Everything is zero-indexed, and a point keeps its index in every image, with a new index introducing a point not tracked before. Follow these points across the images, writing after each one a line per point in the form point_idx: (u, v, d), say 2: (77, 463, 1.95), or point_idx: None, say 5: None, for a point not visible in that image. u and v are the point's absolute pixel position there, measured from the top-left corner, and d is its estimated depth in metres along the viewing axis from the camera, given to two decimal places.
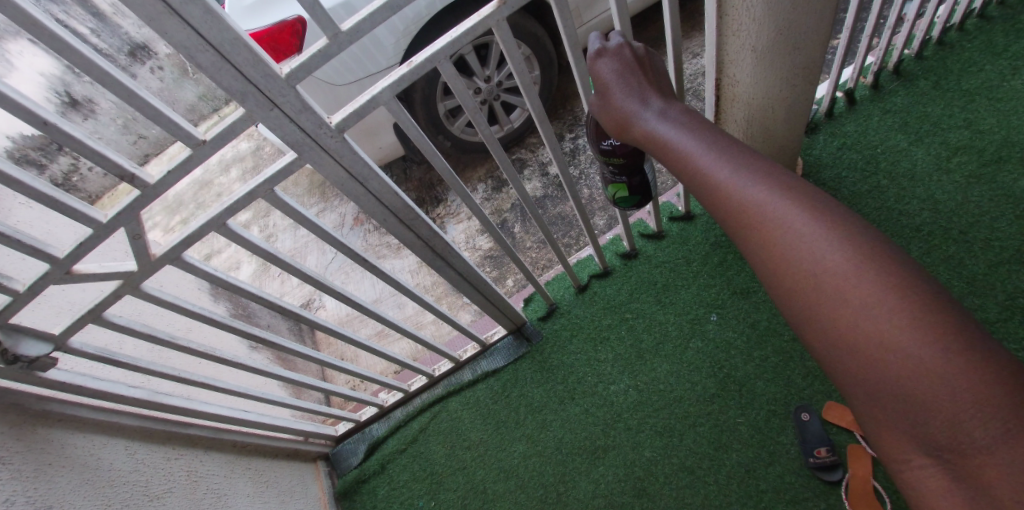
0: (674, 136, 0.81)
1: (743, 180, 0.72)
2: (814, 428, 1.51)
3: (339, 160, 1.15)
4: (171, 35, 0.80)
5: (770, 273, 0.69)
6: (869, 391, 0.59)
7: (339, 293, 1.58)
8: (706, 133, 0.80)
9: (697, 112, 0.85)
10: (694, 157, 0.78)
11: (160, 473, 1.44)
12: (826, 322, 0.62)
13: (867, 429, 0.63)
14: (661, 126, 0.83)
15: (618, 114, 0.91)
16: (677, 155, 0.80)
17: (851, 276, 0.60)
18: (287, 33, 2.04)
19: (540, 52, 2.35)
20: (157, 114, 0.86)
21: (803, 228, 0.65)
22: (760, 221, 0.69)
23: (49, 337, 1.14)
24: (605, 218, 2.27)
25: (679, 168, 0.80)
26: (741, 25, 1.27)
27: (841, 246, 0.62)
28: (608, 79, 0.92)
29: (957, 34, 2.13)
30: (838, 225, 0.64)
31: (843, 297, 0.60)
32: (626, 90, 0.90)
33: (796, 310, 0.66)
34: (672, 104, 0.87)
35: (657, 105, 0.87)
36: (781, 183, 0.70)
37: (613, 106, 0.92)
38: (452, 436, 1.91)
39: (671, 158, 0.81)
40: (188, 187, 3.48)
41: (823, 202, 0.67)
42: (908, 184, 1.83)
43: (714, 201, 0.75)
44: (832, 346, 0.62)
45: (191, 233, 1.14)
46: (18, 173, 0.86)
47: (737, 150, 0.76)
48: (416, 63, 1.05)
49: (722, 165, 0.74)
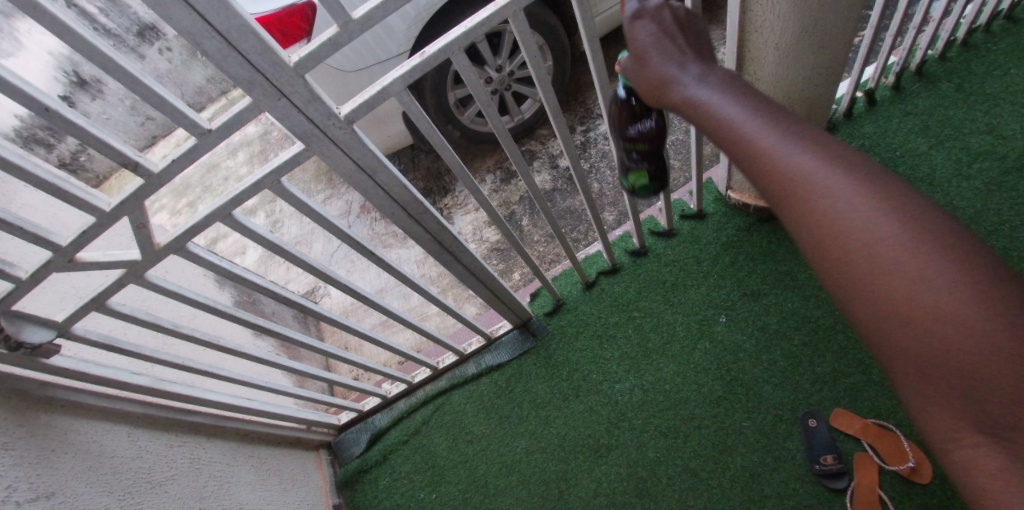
0: (716, 102, 0.74)
1: (791, 146, 0.65)
2: (822, 434, 1.50)
3: (347, 152, 1.12)
4: (176, 21, 0.77)
5: (816, 247, 0.63)
6: (921, 369, 0.55)
7: (346, 285, 1.56)
8: (750, 100, 0.73)
9: (739, 79, 0.77)
10: (738, 124, 0.70)
11: (163, 460, 1.44)
12: (876, 298, 0.58)
13: (909, 408, 0.59)
14: (702, 92, 0.76)
15: (653, 79, 0.82)
16: (719, 121, 0.73)
17: (910, 250, 0.55)
18: (296, 17, 1.99)
19: (553, 41, 2.29)
20: (162, 102, 0.84)
21: (856, 197, 0.60)
22: (803, 191, 0.63)
23: (52, 324, 1.13)
24: (614, 213, 2.24)
25: (720, 136, 0.73)
26: (766, 21, 1.22)
27: (898, 218, 0.57)
28: (643, 40, 0.83)
29: (983, 35, 2.06)
30: (894, 194, 0.59)
31: (899, 271, 0.55)
32: (664, 53, 0.81)
33: (843, 286, 0.61)
34: (712, 69, 0.79)
35: (695, 69, 0.78)
36: (832, 150, 0.64)
37: (646, 70, 0.83)
38: (455, 428, 1.91)
39: (713, 125, 0.74)
40: (195, 170, 3.46)
41: (879, 169, 0.61)
42: (927, 189, 1.79)
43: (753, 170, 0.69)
44: (882, 323, 0.57)
45: (196, 223, 1.12)
46: (19, 160, 0.84)
47: (783, 116, 0.69)
48: (429, 54, 1.01)
49: (769, 131, 0.67)
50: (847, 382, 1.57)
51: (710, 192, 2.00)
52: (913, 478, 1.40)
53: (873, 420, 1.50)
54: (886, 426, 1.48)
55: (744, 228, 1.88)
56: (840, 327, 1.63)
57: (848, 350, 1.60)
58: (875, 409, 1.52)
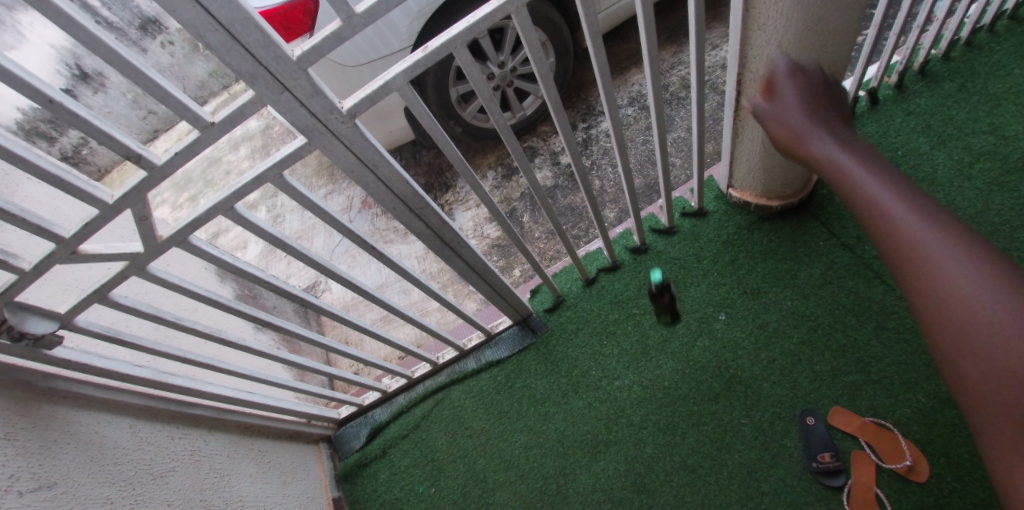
0: (855, 171, 0.88)
1: (909, 214, 0.79)
2: (820, 433, 1.51)
3: (349, 146, 1.12)
4: (180, 14, 0.77)
5: (918, 300, 0.77)
6: (1010, 422, 0.66)
7: (347, 280, 1.56)
8: (886, 171, 0.86)
9: (877, 151, 0.92)
10: (868, 190, 0.85)
11: (164, 452, 1.45)
12: (980, 353, 0.69)
13: (991, 455, 0.70)
14: (843, 157, 0.92)
15: (796, 139, 1.03)
16: (848, 186, 0.89)
17: (1007, 317, 0.67)
18: (299, 12, 1.99)
19: (556, 38, 2.29)
20: (165, 94, 0.84)
21: (958, 267, 0.73)
22: (905, 251, 0.78)
23: (55, 316, 1.14)
24: (615, 211, 2.24)
25: (848, 196, 0.88)
26: (768, 19, 1.26)
27: (1001, 291, 0.69)
28: (790, 115, 1.06)
29: (987, 35, 2.05)
30: (1002, 269, 0.70)
31: (992, 332, 0.68)
32: (818, 123, 1.01)
33: (940, 337, 0.74)
34: (853, 137, 0.96)
35: (836, 135, 0.98)
36: (948, 225, 0.76)
37: (798, 131, 1.03)
38: (454, 423, 1.92)
39: (845, 186, 0.89)
40: (197, 164, 3.46)
41: (988, 247, 0.73)
42: (928, 188, 1.79)
43: (883, 236, 0.81)
44: (973, 372, 0.70)
45: (198, 216, 1.12)
46: (23, 151, 0.84)
47: (912, 189, 0.82)
48: (432, 48, 1.01)
49: (895, 201, 0.81)
50: (845, 380, 1.58)
51: (711, 191, 2.00)
52: (909, 476, 1.41)
53: (871, 419, 1.51)
54: (884, 425, 1.49)
55: (745, 227, 1.88)
56: (839, 326, 1.64)
57: (846, 349, 1.61)
58: (872, 408, 1.52)
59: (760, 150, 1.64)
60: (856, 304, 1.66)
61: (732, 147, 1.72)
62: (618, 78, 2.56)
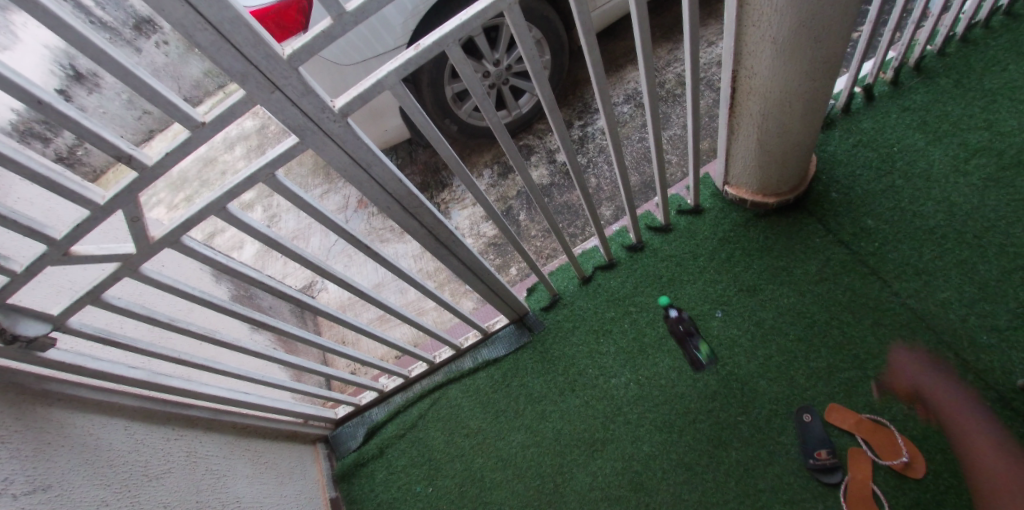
0: (976, 425, 1.42)
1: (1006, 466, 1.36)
2: (816, 430, 1.52)
3: (341, 145, 1.11)
4: (168, 13, 0.76)
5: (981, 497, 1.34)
6: None
7: (342, 279, 1.56)
8: (991, 426, 1.41)
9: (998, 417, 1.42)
10: (967, 426, 1.43)
11: (160, 453, 1.45)
12: None
13: None
14: (972, 415, 1.44)
15: (909, 380, 1.52)
16: (961, 422, 1.44)
17: None
18: (293, 10, 1.98)
19: (551, 35, 2.28)
20: (155, 94, 0.83)
21: None
22: (978, 444, 1.40)
23: (47, 318, 1.13)
24: (611, 209, 2.24)
25: (954, 429, 1.43)
26: (761, 16, 1.26)
27: None
28: (926, 380, 1.51)
29: (982, 31, 2.05)
30: None
31: None
32: (953, 388, 1.48)
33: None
34: (988, 410, 1.43)
35: (980, 408, 1.44)
36: None
37: (925, 387, 1.50)
38: (451, 422, 1.92)
39: (956, 420, 1.44)
40: (192, 164, 3.44)
41: None
42: (924, 185, 1.79)
43: (958, 430, 1.43)
44: None
45: (190, 217, 1.12)
46: (11, 152, 0.84)
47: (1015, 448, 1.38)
48: (424, 47, 1.00)
49: (989, 445, 1.39)
50: (842, 377, 1.58)
51: (707, 188, 2.00)
52: (906, 473, 1.42)
53: (867, 415, 1.51)
54: (881, 421, 1.49)
55: (741, 224, 1.88)
56: (835, 323, 1.64)
57: (843, 345, 1.61)
58: (869, 405, 1.53)
59: (756, 148, 1.64)
60: (852, 301, 1.66)
61: (728, 144, 1.72)
62: (613, 76, 2.55)
